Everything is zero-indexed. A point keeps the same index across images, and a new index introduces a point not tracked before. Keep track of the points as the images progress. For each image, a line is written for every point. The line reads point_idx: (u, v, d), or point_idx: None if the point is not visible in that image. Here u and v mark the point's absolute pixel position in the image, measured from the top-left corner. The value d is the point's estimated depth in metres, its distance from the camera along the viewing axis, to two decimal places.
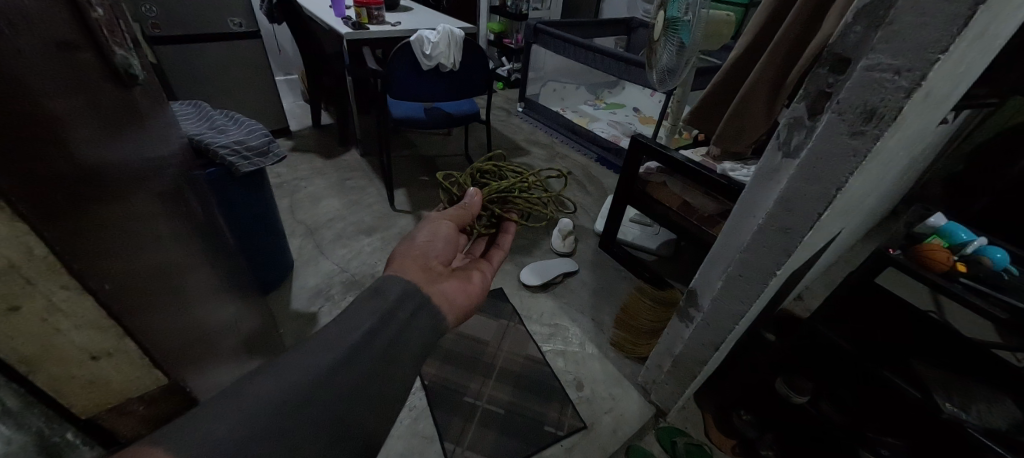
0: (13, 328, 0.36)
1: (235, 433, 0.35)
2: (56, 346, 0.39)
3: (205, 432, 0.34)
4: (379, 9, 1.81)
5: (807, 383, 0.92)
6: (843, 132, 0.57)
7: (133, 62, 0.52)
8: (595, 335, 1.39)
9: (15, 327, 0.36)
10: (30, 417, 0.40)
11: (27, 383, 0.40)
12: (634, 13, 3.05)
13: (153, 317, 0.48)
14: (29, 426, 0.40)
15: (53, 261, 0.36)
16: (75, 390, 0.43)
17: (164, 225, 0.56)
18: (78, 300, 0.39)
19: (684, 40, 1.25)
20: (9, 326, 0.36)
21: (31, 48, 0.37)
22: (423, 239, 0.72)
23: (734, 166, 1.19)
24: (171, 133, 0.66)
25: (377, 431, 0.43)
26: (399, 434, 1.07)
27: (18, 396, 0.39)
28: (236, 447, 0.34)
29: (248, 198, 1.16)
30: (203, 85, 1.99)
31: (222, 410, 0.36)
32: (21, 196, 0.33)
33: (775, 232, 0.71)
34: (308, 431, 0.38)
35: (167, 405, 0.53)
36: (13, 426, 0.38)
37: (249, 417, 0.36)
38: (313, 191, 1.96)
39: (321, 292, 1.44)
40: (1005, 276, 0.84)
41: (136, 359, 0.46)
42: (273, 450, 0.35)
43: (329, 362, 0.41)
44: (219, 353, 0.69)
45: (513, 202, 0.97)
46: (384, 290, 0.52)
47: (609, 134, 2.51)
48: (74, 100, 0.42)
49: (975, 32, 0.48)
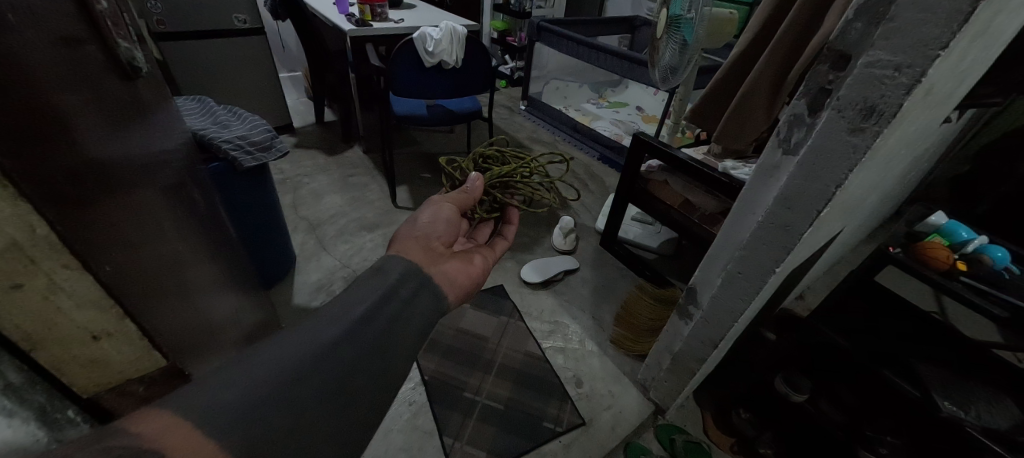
0: (16, 304, 0.38)
1: (237, 402, 0.35)
2: (58, 324, 0.41)
3: (205, 399, 0.34)
4: (382, 6, 1.81)
5: (807, 381, 0.92)
6: (844, 129, 0.57)
7: (136, 55, 0.52)
8: (595, 333, 1.39)
9: (18, 303, 0.38)
10: (32, 392, 0.43)
11: (27, 359, 0.42)
12: (638, 11, 3.05)
13: (155, 303, 0.50)
14: (29, 402, 0.42)
15: (55, 239, 0.38)
16: (75, 368, 0.45)
17: (168, 218, 0.57)
18: (80, 280, 0.41)
19: (688, 38, 1.28)
20: (15, 302, 0.38)
21: (37, 41, 0.38)
22: (425, 220, 0.73)
23: (736, 165, 1.18)
24: (176, 128, 0.67)
25: (380, 406, 0.43)
26: (399, 428, 1.08)
27: (20, 371, 0.42)
28: (237, 414, 0.34)
29: (252, 192, 1.17)
30: (207, 81, 1.99)
31: (224, 380, 0.36)
32: (27, 177, 0.35)
33: (773, 229, 0.71)
34: (306, 405, 0.38)
35: (165, 386, 0.56)
36: (15, 401, 0.41)
37: (248, 389, 0.36)
38: (316, 187, 1.97)
39: (323, 287, 1.45)
40: (1007, 275, 0.84)
41: (135, 340, 0.48)
42: (272, 419, 0.36)
43: (332, 335, 0.42)
44: (219, 342, 0.71)
45: (515, 187, 0.93)
46: (386, 269, 0.53)
47: (612, 132, 2.51)
48: (80, 93, 0.43)
49: (977, 27, 0.48)
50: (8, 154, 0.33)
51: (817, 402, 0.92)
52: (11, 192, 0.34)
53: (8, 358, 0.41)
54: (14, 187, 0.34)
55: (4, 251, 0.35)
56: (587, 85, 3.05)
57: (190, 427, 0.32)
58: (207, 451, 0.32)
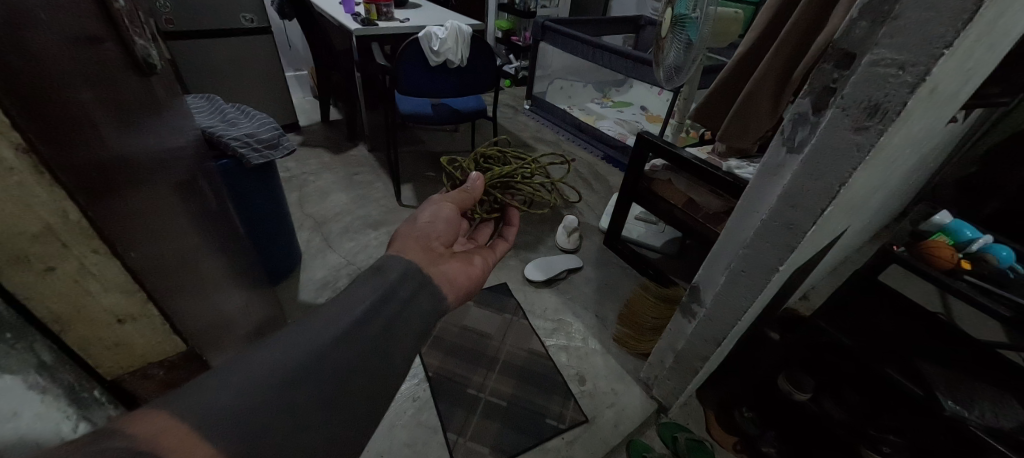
0: (47, 285, 0.40)
1: (251, 389, 0.37)
2: (87, 307, 0.43)
3: (221, 388, 0.36)
4: (388, 5, 1.83)
5: (811, 381, 0.93)
6: (846, 127, 0.58)
7: (151, 53, 0.54)
8: (598, 331, 1.39)
9: (49, 285, 0.40)
10: (62, 371, 0.45)
11: (58, 339, 0.44)
12: (643, 10, 3.05)
13: (174, 292, 0.52)
14: (61, 380, 0.45)
15: (86, 226, 0.39)
16: (102, 350, 0.47)
17: (182, 211, 0.58)
18: (107, 265, 0.42)
19: (693, 37, 1.24)
20: (49, 284, 0.40)
21: (64, 37, 0.39)
22: (424, 220, 0.74)
23: (739, 163, 1.21)
24: (186, 124, 0.68)
25: (382, 394, 0.44)
26: (404, 424, 1.09)
27: (52, 351, 0.44)
28: (250, 401, 0.36)
29: (259, 189, 1.18)
30: (214, 79, 2.01)
31: (239, 370, 0.38)
32: (62, 165, 0.36)
33: (777, 228, 0.72)
34: (315, 391, 0.39)
35: (184, 371, 0.58)
36: (47, 377, 0.43)
37: (263, 376, 0.38)
38: (322, 185, 1.99)
39: (328, 284, 1.47)
40: (1013, 274, 0.84)
41: (157, 325, 0.50)
42: (281, 405, 0.37)
43: (340, 329, 0.43)
44: (230, 335, 0.73)
45: (515, 188, 0.94)
46: (386, 269, 0.54)
47: (616, 131, 2.52)
48: (102, 89, 0.44)
49: (983, 26, 0.48)
50: (47, 142, 0.35)
51: (821, 401, 0.92)
52: (48, 178, 0.35)
53: (41, 338, 0.43)
54: (50, 174, 0.35)
55: (39, 235, 0.37)
56: (591, 84, 3.06)
57: (194, 427, 0.33)
58: (203, 452, 0.32)
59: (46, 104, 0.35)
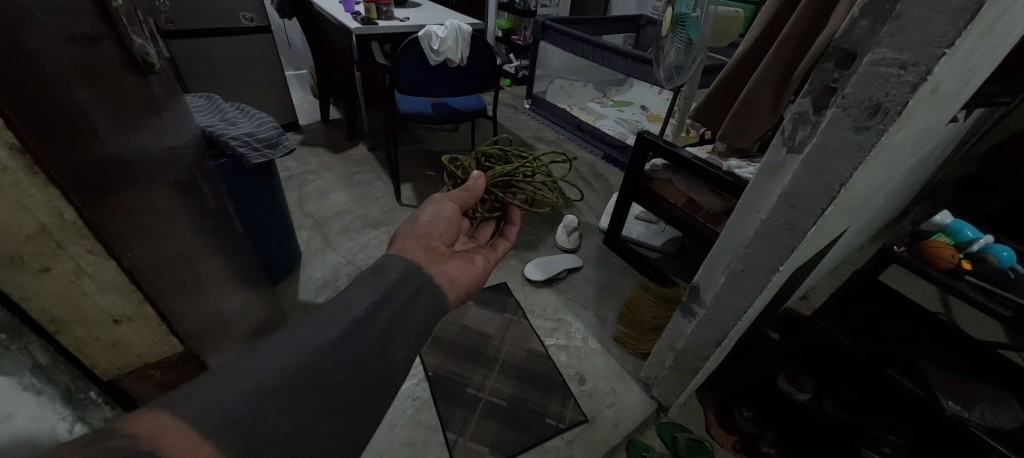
0: (46, 286, 0.40)
1: (245, 391, 0.36)
2: (83, 309, 0.43)
3: (216, 389, 0.36)
4: (388, 4, 1.83)
5: (811, 381, 0.93)
6: (847, 127, 0.57)
7: (150, 52, 0.54)
8: (598, 331, 1.39)
9: (47, 285, 0.40)
10: (59, 373, 0.46)
11: (54, 340, 0.44)
12: (643, 10, 3.05)
13: (172, 292, 0.52)
14: (57, 381, 0.46)
15: (81, 226, 0.39)
16: (96, 350, 0.47)
17: (180, 211, 0.58)
18: (103, 266, 0.42)
19: (693, 37, 1.24)
20: (46, 285, 0.40)
21: (61, 35, 0.39)
22: (426, 219, 0.73)
23: (740, 163, 1.20)
24: (185, 124, 0.67)
25: (382, 395, 0.44)
26: (403, 423, 1.09)
27: (47, 352, 0.44)
28: (243, 403, 0.36)
29: (259, 188, 1.18)
30: (214, 78, 2.01)
31: (231, 374, 0.37)
32: (56, 164, 0.36)
33: (778, 228, 0.71)
34: (310, 393, 0.39)
35: (181, 372, 0.58)
36: (42, 380, 0.44)
37: (259, 377, 0.37)
38: (322, 184, 1.98)
39: (327, 284, 1.46)
40: (1014, 274, 0.85)
41: (154, 326, 0.50)
42: (276, 409, 0.37)
43: (338, 331, 0.43)
44: (229, 335, 0.73)
45: (517, 186, 0.94)
46: (386, 269, 0.54)
47: (616, 131, 2.52)
48: (98, 89, 0.44)
49: (985, 26, 0.48)
50: (41, 143, 0.34)
51: (820, 401, 0.92)
52: (42, 178, 0.35)
53: (35, 340, 0.43)
54: (45, 173, 0.35)
55: (35, 236, 0.37)
56: (592, 84, 3.06)
57: (191, 429, 0.33)
58: (203, 451, 0.32)
59: (42, 102, 0.35)
